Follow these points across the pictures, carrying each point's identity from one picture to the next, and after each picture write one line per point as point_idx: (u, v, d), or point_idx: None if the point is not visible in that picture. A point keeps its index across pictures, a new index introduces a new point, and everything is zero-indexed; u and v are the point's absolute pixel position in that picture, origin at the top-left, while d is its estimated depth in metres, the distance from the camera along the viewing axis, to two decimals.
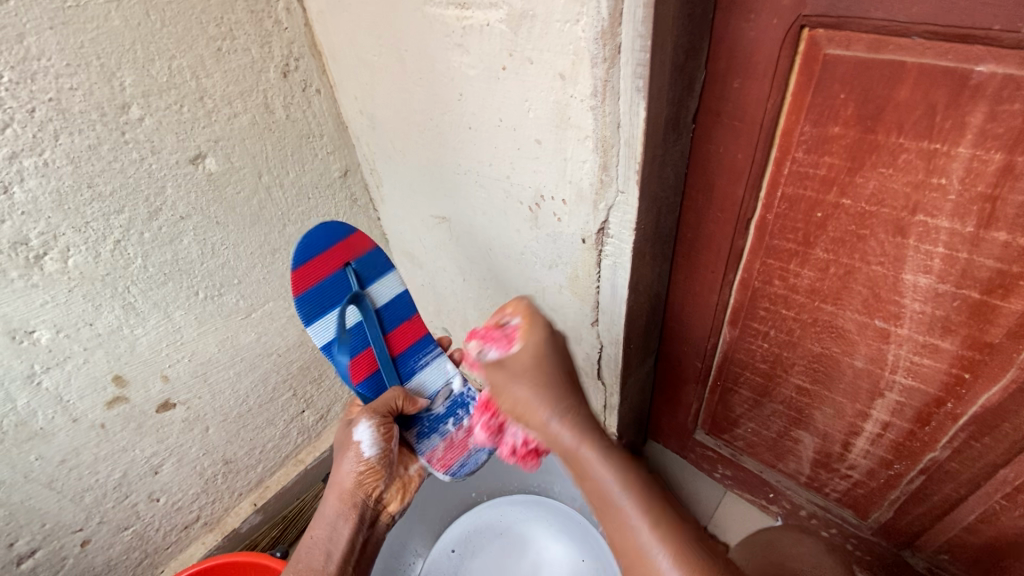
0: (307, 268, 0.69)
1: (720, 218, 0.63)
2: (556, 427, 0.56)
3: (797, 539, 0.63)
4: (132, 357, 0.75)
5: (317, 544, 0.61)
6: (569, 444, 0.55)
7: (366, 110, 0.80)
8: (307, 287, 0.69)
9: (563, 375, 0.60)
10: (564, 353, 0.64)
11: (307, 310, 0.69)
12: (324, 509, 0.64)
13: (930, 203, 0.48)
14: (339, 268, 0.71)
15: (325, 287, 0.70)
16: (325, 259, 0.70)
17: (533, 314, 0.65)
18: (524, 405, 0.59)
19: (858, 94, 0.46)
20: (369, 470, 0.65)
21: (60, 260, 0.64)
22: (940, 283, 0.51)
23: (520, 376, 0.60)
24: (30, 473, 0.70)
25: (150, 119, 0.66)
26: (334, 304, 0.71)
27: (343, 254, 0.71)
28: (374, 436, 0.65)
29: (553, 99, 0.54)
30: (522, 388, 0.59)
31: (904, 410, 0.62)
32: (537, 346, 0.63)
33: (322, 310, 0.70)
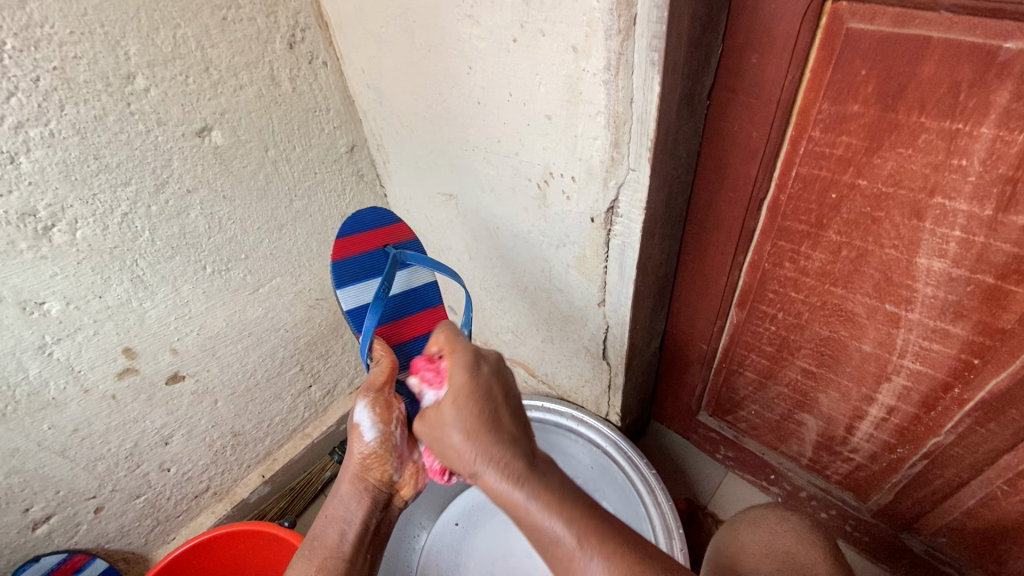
0: (350, 240, 0.73)
1: (732, 198, 0.62)
2: (499, 475, 0.45)
3: (783, 516, 0.62)
4: (142, 330, 0.75)
5: (331, 522, 0.59)
6: (503, 489, 0.45)
7: (373, 84, 0.79)
8: (346, 256, 0.72)
9: (498, 408, 0.49)
10: (499, 379, 0.52)
11: (342, 275, 0.71)
12: (338, 488, 0.62)
13: (949, 185, 0.47)
14: (379, 247, 0.74)
15: (362, 261, 0.72)
16: (368, 238, 0.74)
17: (460, 342, 0.56)
18: (452, 453, 0.49)
19: (880, 70, 0.45)
20: (374, 453, 0.62)
21: (68, 231, 0.64)
22: (954, 268, 0.51)
23: (452, 419, 0.48)
24: (43, 442, 0.72)
25: (155, 90, 0.65)
26: (369, 276, 0.72)
27: (383, 237, 0.75)
28: (372, 417, 0.61)
29: (564, 73, 0.53)
30: (454, 427, 0.48)
31: (910, 394, 0.62)
32: (469, 380, 0.50)
33: (357, 278, 0.71)
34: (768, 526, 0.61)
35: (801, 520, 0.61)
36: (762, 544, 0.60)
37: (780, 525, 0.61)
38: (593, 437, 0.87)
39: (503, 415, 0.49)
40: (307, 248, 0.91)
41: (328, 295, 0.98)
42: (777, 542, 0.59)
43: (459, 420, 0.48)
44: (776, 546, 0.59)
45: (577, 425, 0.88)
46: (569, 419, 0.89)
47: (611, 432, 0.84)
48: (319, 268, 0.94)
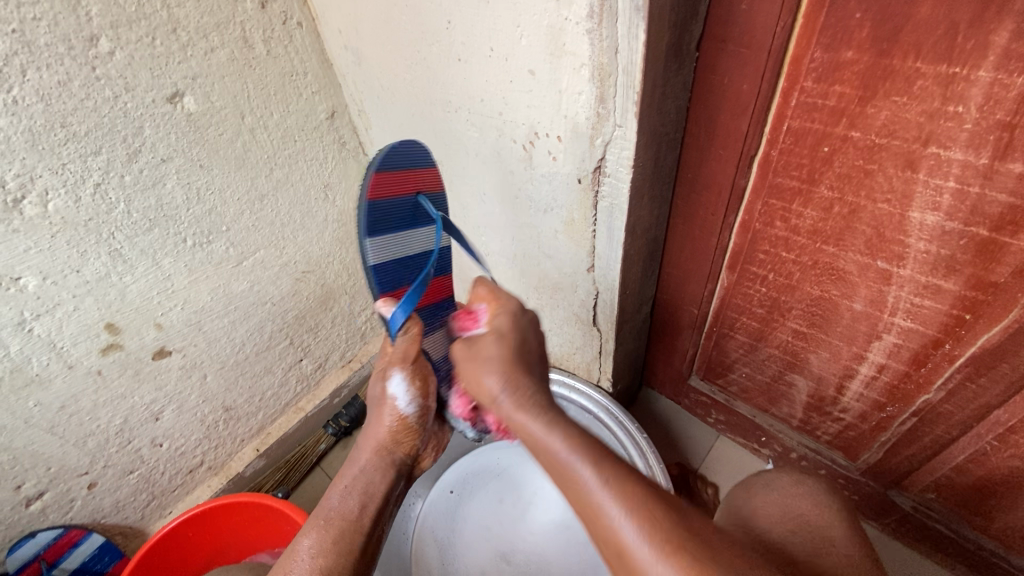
0: (383, 178, 0.56)
1: (722, 156, 0.60)
2: (522, 403, 0.45)
3: (800, 479, 0.61)
4: (123, 305, 0.74)
5: (352, 492, 0.55)
6: (525, 418, 0.45)
7: (351, 45, 0.76)
8: (381, 199, 0.56)
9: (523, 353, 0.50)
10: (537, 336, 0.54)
11: (373, 220, 0.56)
12: (358, 459, 0.59)
13: (944, 133, 0.45)
14: (411, 195, 0.60)
15: (397, 207, 0.59)
16: (403, 181, 0.58)
17: (502, 292, 0.58)
18: (479, 382, 0.48)
19: (875, 12, 0.43)
20: (404, 426, 0.61)
21: (40, 204, 0.62)
22: (947, 221, 0.50)
23: (486, 355, 0.49)
24: (31, 419, 0.71)
25: (121, 53, 0.62)
26: (401, 226, 0.60)
27: (413, 181, 0.60)
28: (410, 392, 0.60)
29: (546, 23, 0.50)
30: (487, 360, 0.48)
31: (901, 352, 0.62)
32: (508, 325, 0.54)
33: (388, 226, 0.58)
34: (784, 489, 0.60)
35: (820, 485, 0.60)
36: (778, 504, 0.58)
37: (797, 488, 0.60)
38: (585, 404, 0.87)
39: (533, 362, 0.50)
40: (291, 220, 0.89)
41: (315, 268, 0.96)
42: (796, 510, 0.57)
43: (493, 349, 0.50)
44: (793, 513, 0.57)
45: (569, 393, 0.88)
46: (562, 387, 0.89)
47: (603, 398, 0.84)
48: (304, 239, 0.92)
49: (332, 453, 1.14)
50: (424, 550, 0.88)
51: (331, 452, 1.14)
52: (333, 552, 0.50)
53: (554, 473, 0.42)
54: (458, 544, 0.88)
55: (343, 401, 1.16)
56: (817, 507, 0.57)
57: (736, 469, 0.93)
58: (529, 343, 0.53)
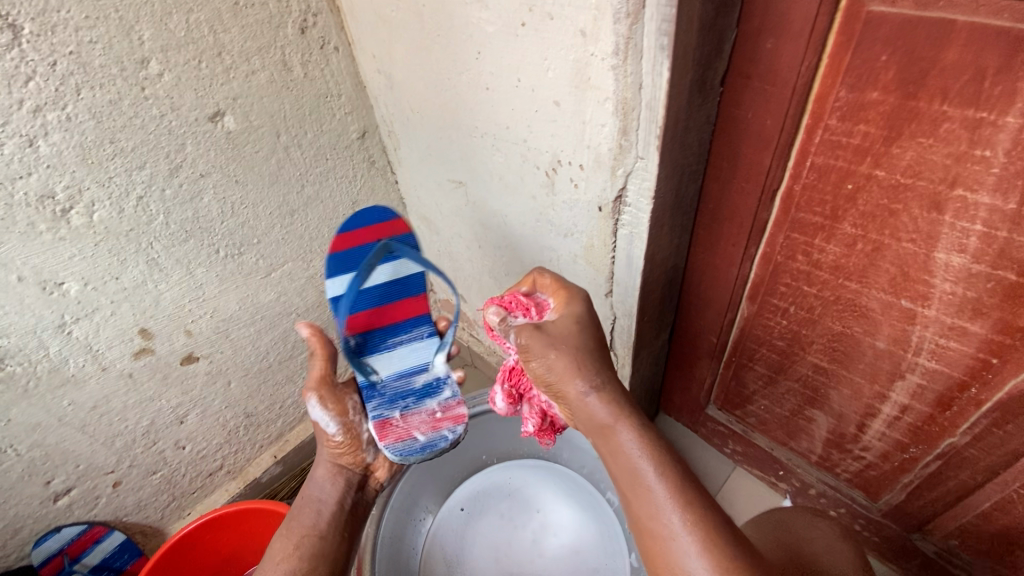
0: (347, 235, 0.71)
1: (744, 188, 0.60)
2: (605, 400, 0.54)
3: (813, 522, 0.65)
4: (157, 312, 0.77)
5: (308, 502, 0.60)
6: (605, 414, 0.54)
7: (384, 69, 0.78)
8: (345, 248, 0.70)
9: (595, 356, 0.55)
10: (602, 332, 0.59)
11: (334, 266, 0.69)
12: (313, 473, 0.63)
13: (971, 177, 0.45)
14: (377, 242, 0.71)
15: (358, 253, 0.70)
16: (364, 233, 0.71)
17: (569, 287, 0.61)
18: (558, 375, 0.55)
19: (901, 55, 0.43)
20: (339, 444, 0.63)
21: (86, 214, 0.65)
22: (974, 263, 0.49)
23: (566, 348, 0.55)
24: (64, 417, 0.74)
25: (169, 75, 0.66)
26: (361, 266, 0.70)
27: (379, 232, 0.71)
28: (325, 412, 0.63)
29: (573, 58, 0.52)
30: (573, 355, 0.55)
31: (925, 393, 0.61)
32: (586, 322, 0.58)
33: (347, 269, 0.69)
34: (800, 528, 0.64)
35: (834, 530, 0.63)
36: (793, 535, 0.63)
37: (811, 531, 0.63)
38: None
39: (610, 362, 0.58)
40: (319, 234, 0.92)
41: None
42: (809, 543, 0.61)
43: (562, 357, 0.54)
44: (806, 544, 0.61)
45: None
46: None
47: None
48: None
49: None
50: (432, 563, 0.88)
51: None
52: (294, 558, 0.54)
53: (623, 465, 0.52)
54: (465, 564, 0.88)
55: None
56: (826, 545, 0.61)
57: (752, 502, 0.91)
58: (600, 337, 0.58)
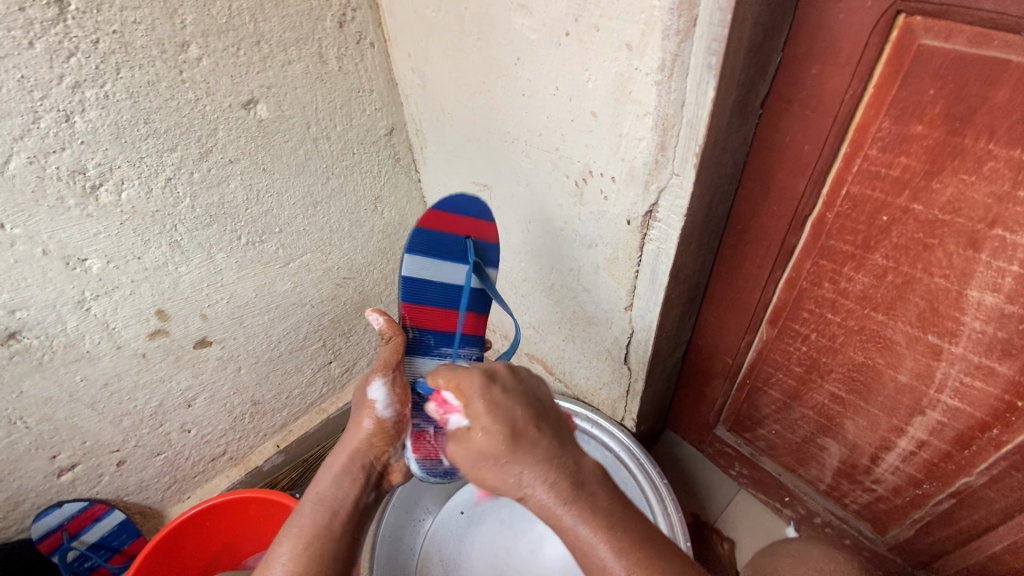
0: (440, 216, 0.64)
1: (775, 212, 0.60)
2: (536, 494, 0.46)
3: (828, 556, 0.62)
4: (175, 294, 0.77)
5: (325, 502, 0.53)
6: (547, 509, 0.46)
7: (418, 68, 0.79)
8: (431, 228, 0.64)
9: (528, 426, 0.49)
10: (518, 406, 0.50)
11: (417, 242, 0.64)
12: (329, 463, 0.58)
13: (1012, 218, 0.45)
14: (462, 236, 0.68)
15: (447, 242, 0.66)
16: (457, 223, 0.66)
17: (463, 373, 0.52)
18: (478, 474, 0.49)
19: (949, 91, 0.43)
20: (379, 432, 0.60)
21: (115, 192, 0.65)
22: (1007, 304, 0.48)
23: (478, 445, 0.48)
24: (75, 393, 0.74)
25: (207, 60, 0.66)
26: (441, 255, 0.67)
27: (470, 227, 0.67)
28: (387, 395, 0.60)
29: (616, 71, 0.52)
30: (480, 458, 0.48)
31: (944, 431, 0.60)
32: (489, 409, 0.49)
33: (428, 252, 0.65)
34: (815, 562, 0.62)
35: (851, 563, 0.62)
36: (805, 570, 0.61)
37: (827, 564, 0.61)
38: (607, 441, 0.85)
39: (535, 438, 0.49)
40: (340, 227, 0.92)
41: (356, 275, 0.99)
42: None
43: (489, 445, 0.48)
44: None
45: (591, 427, 0.87)
46: (584, 420, 0.87)
47: (626, 437, 0.82)
48: (349, 248, 0.95)
49: None
50: (429, 564, 0.87)
51: None
52: (304, 557, 0.48)
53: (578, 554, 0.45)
54: (464, 566, 0.87)
55: None
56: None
57: (755, 526, 0.91)
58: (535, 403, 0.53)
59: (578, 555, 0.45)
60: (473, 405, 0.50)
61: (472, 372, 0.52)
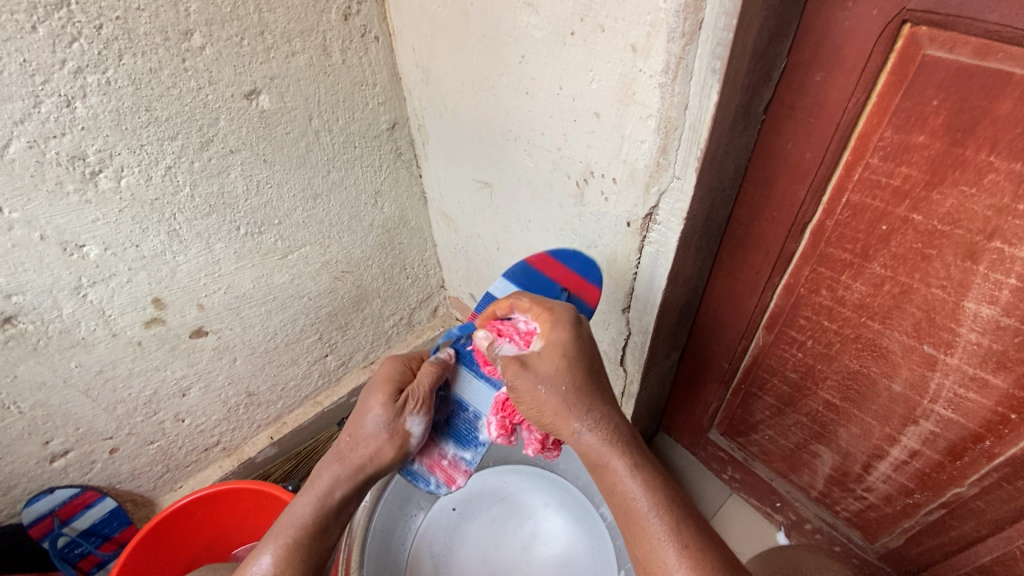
0: (552, 262, 0.68)
1: (775, 218, 0.60)
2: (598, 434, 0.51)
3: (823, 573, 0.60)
4: (172, 283, 0.77)
5: (321, 506, 0.56)
6: (597, 448, 0.51)
7: (423, 63, 0.78)
8: (538, 268, 0.68)
9: (597, 371, 0.54)
10: (595, 349, 0.55)
11: (517, 272, 0.68)
12: (329, 464, 0.59)
13: (1010, 231, 0.45)
14: (561, 288, 0.67)
15: (543, 285, 0.67)
16: (565, 276, 0.67)
17: (555, 305, 0.57)
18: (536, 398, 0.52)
19: (953, 102, 0.43)
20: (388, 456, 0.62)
21: (114, 178, 0.65)
22: (1004, 316, 0.48)
23: (551, 371, 0.52)
24: (69, 378, 0.74)
25: (211, 49, 0.65)
26: (530, 294, 0.67)
27: (574, 282, 0.67)
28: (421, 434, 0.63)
29: (620, 72, 0.52)
30: (549, 384, 0.51)
31: (937, 441, 0.60)
32: (571, 341, 0.53)
33: (522, 286, 0.68)
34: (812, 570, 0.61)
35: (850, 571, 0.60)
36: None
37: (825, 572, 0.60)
38: None
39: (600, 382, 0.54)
40: (339, 221, 0.91)
41: (354, 269, 0.99)
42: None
43: (561, 373, 0.52)
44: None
45: None
46: None
47: None
48: (348, 241, 0.95)
49: None
50: (420, 560, 0.88)
51: None
52: (297, 563, 0.52)
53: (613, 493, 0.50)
54: (453, 564, 0.87)
55: None
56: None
57: (746, 531, 0.91)
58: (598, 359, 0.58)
59: (612, 492, 0.50)
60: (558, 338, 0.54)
61: (564, 307, 0.57)
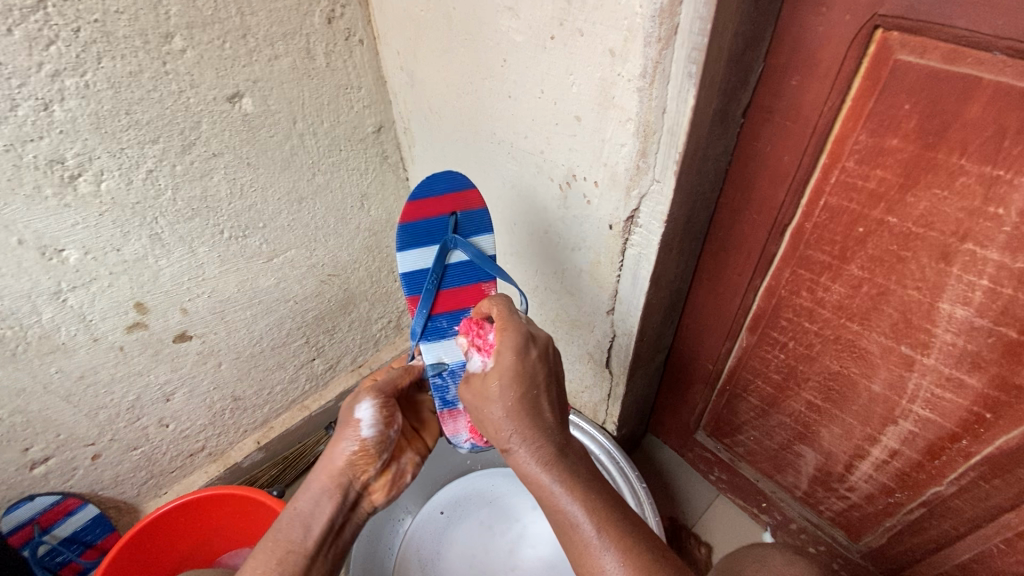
0: (422, 204, 0.68)
1: (755, 220, 0.61)
2: (533, 453, 0.51)
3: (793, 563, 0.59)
4: (154, 287, 0.76)
5: (296, 521, 0.53)
6: (533, 467, 0.51)
7: (407, 67, 0.78)
8: (418, 218, 0.69)
9: (540, 391, 0.53)
10: (544, 368, 0.55)
11: (405, 237, 0.69)
12: (310, 482, 0.55)
13: (982, 233, 0.45)
14: (447, 214, 0.69)
15: (429, 227, 0.69)
16: (441, 202, 0.69)
17: (507, 321, 0.56)
18: (484, 418, 0.54)
19: (924, 107, 0.44)
20: (361, 453, 0.56)
21: (94, 182, 0.65)
22: (977, 317, 0.49)
23: (493, 393, 0.53)
24: (49, 385, 0.73)
25: (192, 52, 0.65)
26: (428, 241, 0.70)
27: (453, 202, 0.69)
28: (375, 416, 0.57)
29: (599, 76, 0.52)
30: (493, 405, 0.52)
31: (916, 440, 0.61)
32: (513, 363, 0.53)
33: (418, 243, 0.69)
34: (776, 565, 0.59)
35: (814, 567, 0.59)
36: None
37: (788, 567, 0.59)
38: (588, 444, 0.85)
39: (544, 402, 0.53)
40: (325, 224, 0.91)
41: (341, 273, 0.98)
42: None
43: (500, 395, 0.52)
44: None
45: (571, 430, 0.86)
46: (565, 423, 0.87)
47: (607, 442, 0.82)
48: (335, 245, 0.94)
49: None
50: (406, 563, 0.87)
51: None
52: None
53: (551, 514, 0.50)
54: (441, 566, 0.87)
55: None
56: None
57: (732, 531, 0.91)
58: (555, 374, 0.57)
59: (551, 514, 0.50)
60: (502, 359, 0.53)
61: (516, 325, 0.56)
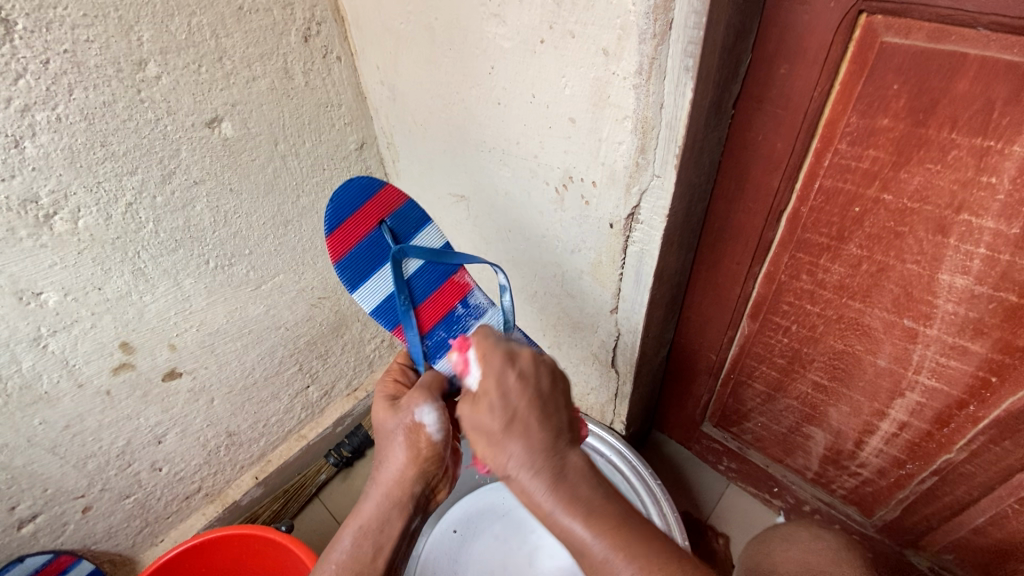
0: (345, 231, 0.69)
1: (752, 209, 0.61)
2: (533, 475, 0.45)
3: (818, 534, 0.59)
4: (140, 324, 0.73)
5: (367, 534, 0.53)
6: (537, 490, 0.44)
7: (388, 80, 0.78)
8: (348, 249, 0.69)
9: (529, 410, 0.48)
10: (536, 386, 0.50)
11: (351, 276, 0.69)
12: (373, 493, 0.55)
13: (976, 203, 0.47)
14: (375, 226, 0.70)
15: (365, 249, 0.70)
16: (359, 220, 0.70)
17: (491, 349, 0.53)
18: (482, 442, 0.49)
19: (912, 85, 0.45)
20: (429, 457, 0.55)
21: (71, 220, 0.62)
22: (977, 285, 0.51)
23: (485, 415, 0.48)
24: (33, 437, 0.69)
25: (167, 78, 0.63)
26: (376, 265, 0.70)
27: (374, 213, 0.70)
28: (439, 419, 0.56)
29: (593, 76, 0.52)
30: (486, 428, 0.48)
31: (924, 411, 0.62)
32: (497, 385, 0.49)
33: (366, 275, 0.70)
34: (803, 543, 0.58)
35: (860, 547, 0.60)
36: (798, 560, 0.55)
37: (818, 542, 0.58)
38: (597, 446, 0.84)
39: (542, 418, 0.48)
40: (312, 246, 0.89)
41: (331, 294, 0.96)
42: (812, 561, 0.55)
43: (490, 417, 0.47)
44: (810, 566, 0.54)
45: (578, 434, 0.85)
46: None
47: (615, 443, 0.82)
48: (323, 266, 0.92)
49: (331, 484, 1.11)
50: None
51: (330, 483, 1.11)
52: None
53: (564, 538, 0.43)
54: None
55: (346, 429, 1.14)
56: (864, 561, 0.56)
57: (747, 519, 0.92)
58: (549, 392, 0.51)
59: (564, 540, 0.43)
60: (485, 382, 0.50)
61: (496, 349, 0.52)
